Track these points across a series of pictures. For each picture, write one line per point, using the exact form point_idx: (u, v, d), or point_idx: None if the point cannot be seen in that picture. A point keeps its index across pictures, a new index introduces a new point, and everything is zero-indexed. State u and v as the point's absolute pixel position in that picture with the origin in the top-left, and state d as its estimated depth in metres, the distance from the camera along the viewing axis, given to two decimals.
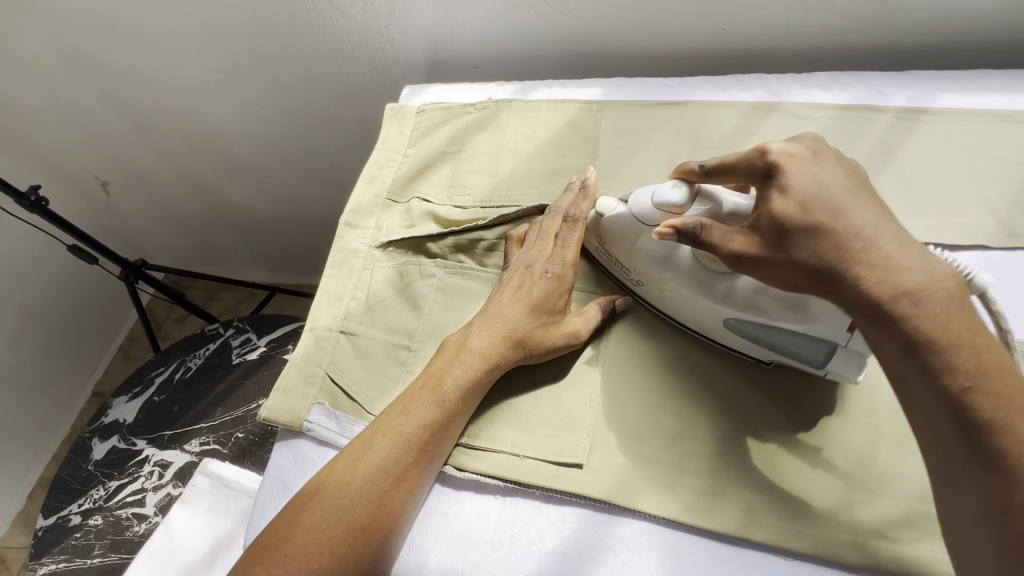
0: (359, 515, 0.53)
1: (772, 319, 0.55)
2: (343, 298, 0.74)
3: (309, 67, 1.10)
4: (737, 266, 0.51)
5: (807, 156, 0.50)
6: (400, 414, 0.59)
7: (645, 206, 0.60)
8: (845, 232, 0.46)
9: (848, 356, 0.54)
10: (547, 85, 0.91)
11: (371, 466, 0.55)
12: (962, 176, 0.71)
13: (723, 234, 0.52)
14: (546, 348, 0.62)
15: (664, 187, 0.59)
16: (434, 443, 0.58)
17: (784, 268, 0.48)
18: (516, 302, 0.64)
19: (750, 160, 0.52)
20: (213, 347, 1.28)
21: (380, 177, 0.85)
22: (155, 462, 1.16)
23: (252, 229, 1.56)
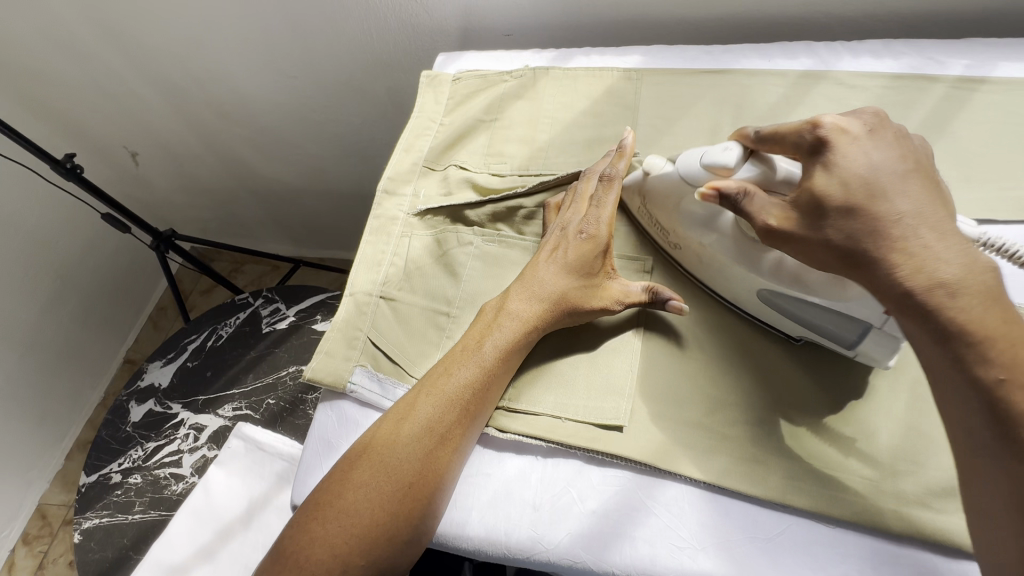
0: (407, 472, 0.55)
1: (810, 294, 0.54)
2: (381, 264, 0.74)
3: (341, 34, 1.08)
4: (767, 239, 0.51)
5: (869, 132, 0.50)
6: (442, 374, 0.60)
7: (693, 167, 0.59)
8: (884, 214, 0.46)
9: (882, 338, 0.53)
10: (584, 52, 0.89)
11: (415, 425, 0.57)
12: (1018, 149, 0.68)
13: (763, 204, 0.51)
14: (586, 311, 0.62)
15: (715, 147, 0.57)
16: (477, 403, 0.59)
17: (817, 248, 0.48)
18: (557, 266, 0.64)
19: (799, 133, 0.51)
20: (243, 316, 1.31)
21: (416, 145, 0.84)
22: (190, 425, 1.19)
23: (278, 201, 1.57)
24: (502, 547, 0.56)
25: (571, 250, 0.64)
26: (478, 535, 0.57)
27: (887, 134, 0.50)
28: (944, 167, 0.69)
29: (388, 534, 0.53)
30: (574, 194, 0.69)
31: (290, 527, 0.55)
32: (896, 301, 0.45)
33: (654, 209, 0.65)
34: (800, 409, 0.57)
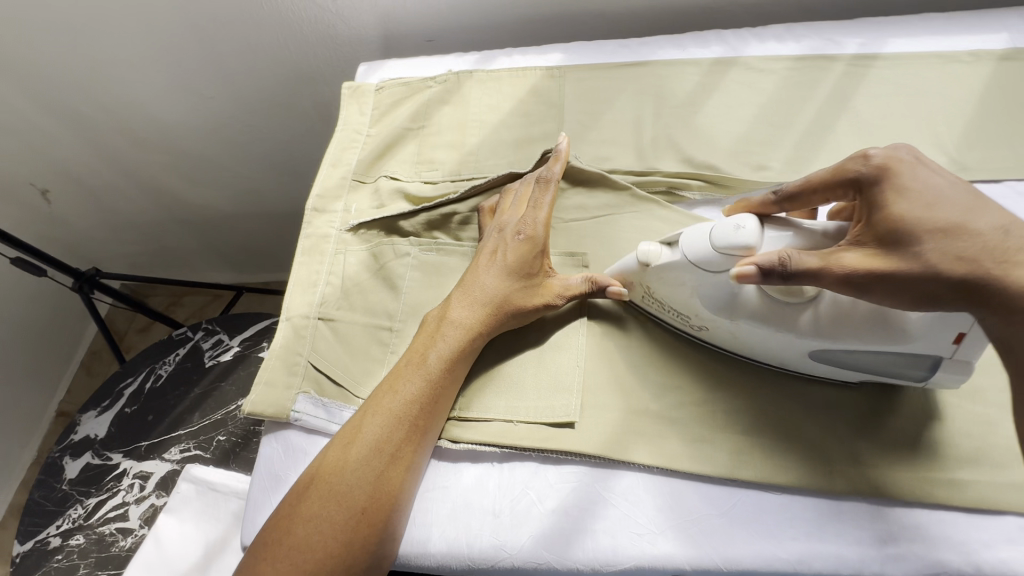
0: (359, 497, 0.53)
1: (866, 343, 0.51)
2: (316, 285, 0.72)
3: (255, 46, 1.05)
4: (853, 288, 0.46)
5: (910, 162, 0.48)
6: (387, 392, 0.58)
7: (704, 251, 0.53)
8: (985, 232, 0.43)
9: (953, 366, 0.51)
10: (506, 53, 0.90)
11: (364, 447, 0.55)
12: (913, 117, 0.73)
13: (829, 258, 0.46)
14: (528, 312, 0.62)
15: (720, 227, 0.51)
16: (427, 417, 0.58)
17: (918, 282, 0.44)
18: (495, 269, 0.64)
19: (852, 169, 0.49)
20: (183, 352, 1.24)
21: (344, 159, 0.82)
22: (134, 474, 1.12)
23: (211, 228, 1.50)
24: (466, 558, 0.55)
25: (508, 251, 0.64)
26: (440, 550, 0.56)
27: (929, 162, 0.49)
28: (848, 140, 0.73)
29: (344, 563, 0.51)
30: (510, 199, 0.70)
31: (240, 570, 0.52)
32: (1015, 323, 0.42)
33: (656, 290, 0.59)
34: (741, 385, 0.59)
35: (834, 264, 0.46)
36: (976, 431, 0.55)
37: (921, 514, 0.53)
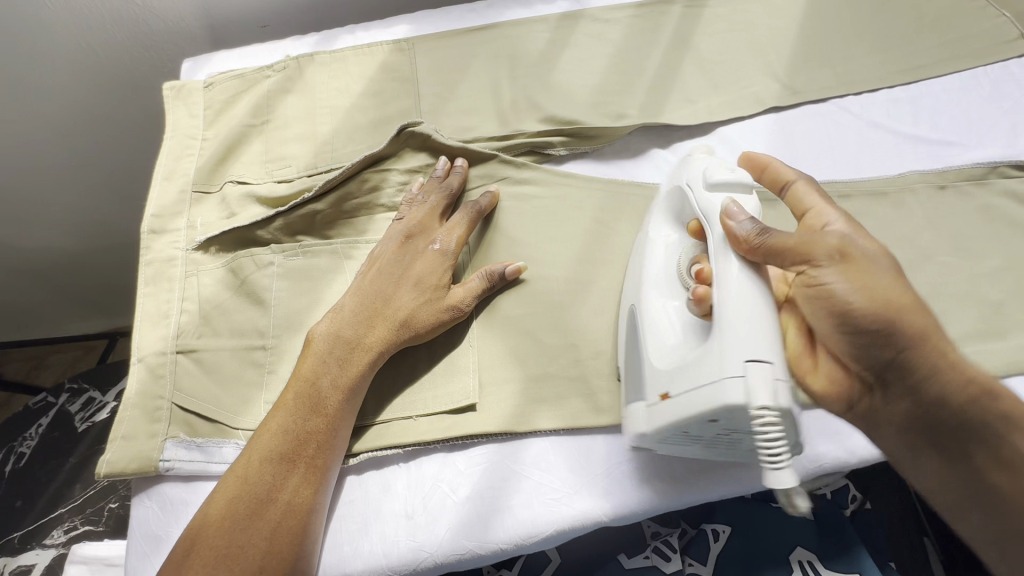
0: (251, 560, 0.47)
1: (661, 321, 0.53)
2: (169, 315, 0.63)
3: (52, 52, 0.89)
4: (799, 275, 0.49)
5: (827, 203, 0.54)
6: (277, 434, 0.52)
7: (689, 171, 0.56)
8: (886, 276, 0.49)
9: (642, 413, 0.51)
10: (349, 31, 0.83)
11: (253, 501, 0.49)
12: (748, 49, 0.77)
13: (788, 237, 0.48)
14: (425, 323, 0.57)
15: (720, 167, 0.54)
16: (325, 453, 0.52)
17: (847, 301, 0.49)
18: (384, 276, 0.59)
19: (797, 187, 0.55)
20: (46, 422, 1.07)
21: (180, 169, 0.72)
22: (11, 572, 0.93)
23: (58, 275, 1.23)
24: (386, 570, 0.52)
25: (404, 259, 0.60)
26: (358, 568, 0.52)
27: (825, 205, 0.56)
28: (694, 78, 0.75)
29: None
30: (413, 203, 0.65)
31: None
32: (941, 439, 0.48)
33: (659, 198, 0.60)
34: None
35: (794, 248, 0.48)
36: None
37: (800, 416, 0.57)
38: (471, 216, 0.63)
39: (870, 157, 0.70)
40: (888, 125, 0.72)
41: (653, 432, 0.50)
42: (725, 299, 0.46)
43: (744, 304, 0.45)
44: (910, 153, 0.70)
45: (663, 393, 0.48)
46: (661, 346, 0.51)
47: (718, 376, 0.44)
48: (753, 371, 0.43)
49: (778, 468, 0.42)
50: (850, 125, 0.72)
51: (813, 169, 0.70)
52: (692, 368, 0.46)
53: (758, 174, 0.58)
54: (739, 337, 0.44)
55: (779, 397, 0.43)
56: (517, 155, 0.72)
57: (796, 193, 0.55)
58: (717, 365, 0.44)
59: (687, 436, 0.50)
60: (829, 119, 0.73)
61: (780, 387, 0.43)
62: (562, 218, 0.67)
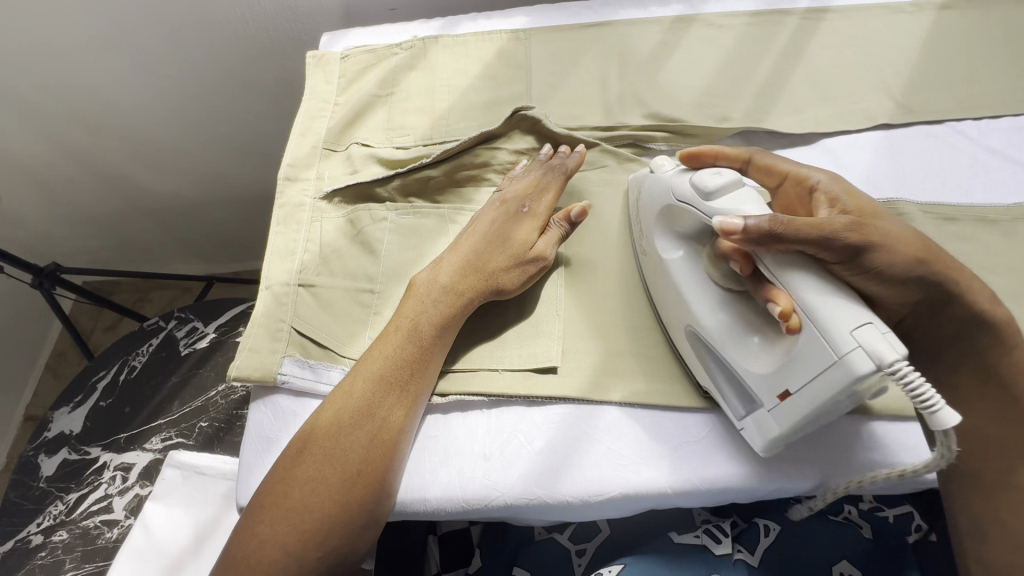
0: (353, 460, 0.54)
1: (722, 346, 0.55)
2: (294, 253, 0.72)
3: (214, 20, 1.01)
4: (850, 255, 0.48)
5: (823, 179, 0.55)
6: (377, 357, 0.59)
7: (682, 181, 0.56)
8: (906, 231, 0.51)
9: (758, 420, 0.53)
10: (471, 18, 0.90)
11: (356, 410, 0.56)
12: (863, 65, 0.77)
13: (819, 233, 0.47)
14: (515, 279, 0.63)
15: (703, 172, 0.54)
16: (417, 380, 0.59)
17: (896, 252, 0.49)
18: (489, 241, 0.64)
19: (802, 175, 0.56)
20: (156, 342, 1.20)
21: (313, 128, 0.81)
22: (116, 466, 1.07)
23: (179, 218, 1.39)
24: (460, 501, 0.58)
25: (502, 219, 0.65)
26: (435, 495, 0.58)
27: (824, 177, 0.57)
28: (804, 89, 0.76)
29: (339, 524, 0.52)
30: (515, 177, 0.69)
31: (238, 533, 0.53)
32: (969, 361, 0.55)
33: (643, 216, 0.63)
34: None
35: (821, 238, 0.47)
36: None
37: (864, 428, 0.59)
38: (562, 180, 0.68)
39: (982, 184, 0.69)
40: (1006, 153, 0.71)
41: (786, 432, 0.51)
42: (811, 299, 0.46)
43: (823, 307, 0.46)
44: None
45: (784, 392, 0.50)
46: (761, 360, 0.52)
47: (841, 354, 0.45)
48: (863, 334, 0.44)
49: (937, 410, 0.42)
50: (964, 149, 0.71)
51: (919, 190, 0.69)
52: (809, 355, 0.47)
53: (706, 163, 0.61)
54: (838, 317, 0.45)
55: (897, 349, 0.44)
56: (618, 146, 0.76)
57: (765, 163, 0.59)
58: (833, 347, 0.45)
59: (824, 419, 0.50)
60: (942, 141, 0.72)
61: (893, 339, 0.44)
62: None
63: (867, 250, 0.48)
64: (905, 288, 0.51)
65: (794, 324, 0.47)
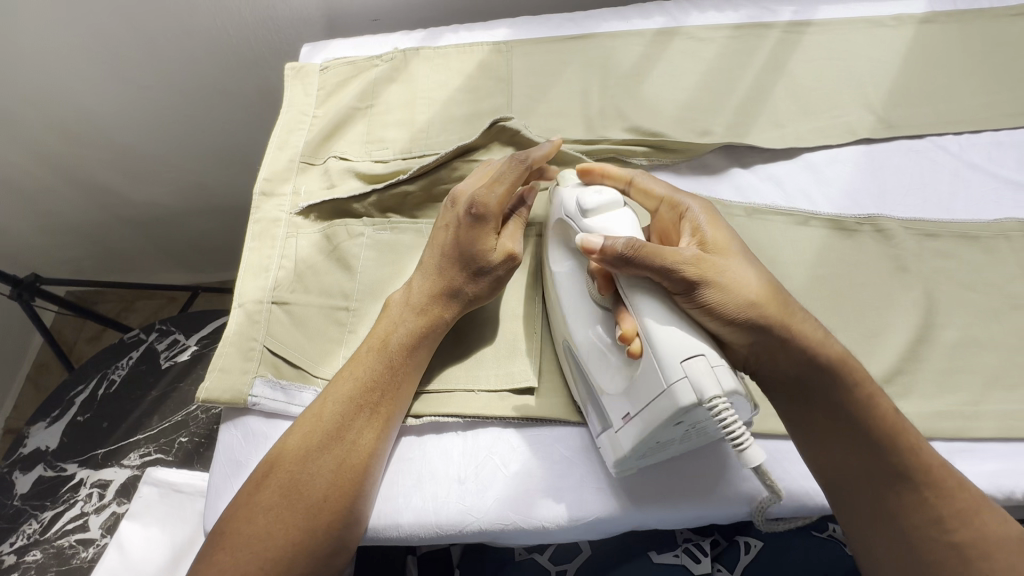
0: (320, 485, 0.52)
1: (586, 363, 0.55)
2: (268, 269, 0.70)
3: (193, 29, 1.00)
4: (689, 289, 0.48)
5: (697, 211, 0.54)
6: (348, 378, 0.57)
7: (569, 198, 0.57)
8: (747, 275, 0.50)
9: (613, 440, 0.53)
10: (453, 30, 0.89)
11: (325, 434, 0.55)
12: (845, 79, 0.76)
13: (670, 261, 0.47)
14: (484, 287, 0.61)
15: (586, 191, 0.56)
16: (389, 402, 0.57)
17: (728, 291, 0.48)
18: (450, 256, 0.61)
19: (676, 203, 0.56)
20: (137, 355, 1.17)
21: (291, 141, 0.80)
22: (92, 483, 1.05)
23: (162, 228, 1.37)
24: (434, 526, 0.56)
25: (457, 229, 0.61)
26: (408, 521, 0.56)
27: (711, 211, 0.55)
28: (786, 103, 0.76)
29: (305, 551, 0.51)
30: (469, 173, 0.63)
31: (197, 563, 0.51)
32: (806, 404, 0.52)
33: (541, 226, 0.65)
34: None
35: (666, 269, 0.47)
36: (903, 365, 0.59)
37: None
38: (516, 168, 0.60)
39: (963, 200, 0.69)
40: (986, 168, 0.71)
41: (630, 451, 0.51)
42: (649, 326, 0.47)
43: (658, 335, 0.46)
44: (1008, 200, 0.69)
45: (624, 414, 0.50)
46: (610, 377, 0.52)
47: (667, 383, 0.45)
48: (692, 366, 0.45)
49: (744, 448, 0.43)
50: (945, 164, 0.71)
51: (901, 206, 0.69)
52: (643, 380, 0.48)
53: (595, 181, 0.60)
54: (665, 346, 0.46)
55: (722, 382, 0.44)
56: (599, 160, 0.75)
57: (644, 187, 0.58)
58: (662, 373, 0.46)
59: (661, 445, 0.51)
60: (924, 156, 0.72)
61: (720, 372, 0.44)
62: None
63: (703, 285, 0.47)
64: (739, 329, 0.49)
65: (635, 349, 0.48)
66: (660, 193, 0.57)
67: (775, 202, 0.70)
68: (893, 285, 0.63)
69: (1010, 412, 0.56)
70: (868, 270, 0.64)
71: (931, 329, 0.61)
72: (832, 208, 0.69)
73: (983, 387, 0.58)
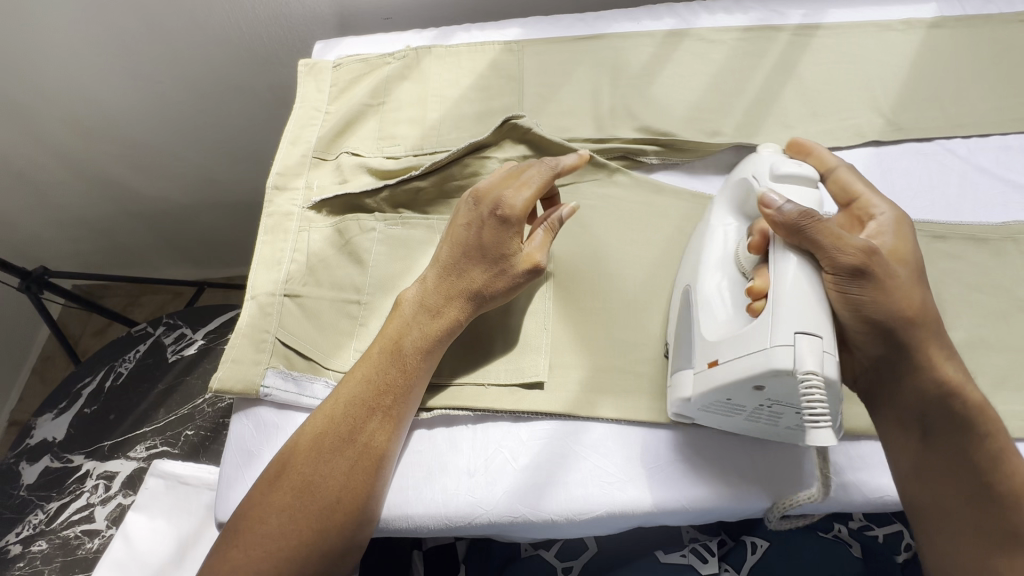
0: (331, 488, 0.53)
1: (696, 313, 0.56)
2: (281, 262, 0.71)
3: (205, 24, 1.00)
4: (851, 282, 0.49)
5: (886, 225, 0.54)
6: (359, 380, 0.57)
7: (767, 164, 0.58)
8: (909, 299, 0.51)
9: (695, 381, 0.54)
10: (464, 29, 0.90)
11: (337, 437, 0.55)
12: (854, 82, 0.77)
13: (841, 246, 0.49)
14: (501, 287, 0.60)
15: (787, 161, 0.57)
16: (399, 405, 0.57)
17: (886, 305, 0.50)
18: (470, 253, 0.60)
19: (869, 208, 0.56)
20: (144, 348, 1.18)
21: (304, 136, 0.81)
22: (98, 474, 1.05)
23: (171, 223, 1.38)
24: (443, 518, 0.57)
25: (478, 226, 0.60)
26: (417, 512, 0.57)
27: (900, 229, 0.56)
28: (795, 105, 0.76)
29: (317, 549, 0.52)
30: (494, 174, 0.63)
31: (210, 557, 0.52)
32: (928, 421, 0.52)
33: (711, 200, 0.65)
34: None
35: (836, 249, 0.49)
36: None
37: (849, 446, 0.59)
38: (546, 175, 0.61)
39: (971, 203, 0.70)
40: (994, 172, 0.71)
41: (697, 399, 0.53)
42: (781, 285, 0.49)
43: (793, 295, 0.48)
44: (1016, 204, 0.69)
45: (712, 359, 0.51)
46: (716, 326, 0.54)
47: (769, 344, 0.47)
48: (803, 341, 0.46)
49: (816, 427, 0.45)
50: (953, 167, 0.72)
51: (909, 208, 0.69)
52: (747, 336, 0.49)
53: (802, 156, 0.62)
54: (796, 311, 0.47)
55: (827, 368, 0.46)
56: (609, 158, 0.76)
57: (843, 180, 0.58)
58: (769, 334, 0.47)
59: (732, 407, 0.53)
60: (932, 159, 0.72)
61: (826, 358, 0.46)
62: (645, 224, 0.70)
63: (866, 282, 0.49)
64: (880, 341, 0.51)
65: (757, 306, 0.51)
66: (856, 192, 0.57)
67: None
68: None
69: (1016, 412, 0.57)
70: None
71: None
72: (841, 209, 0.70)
73: (990, 388, 0.59)
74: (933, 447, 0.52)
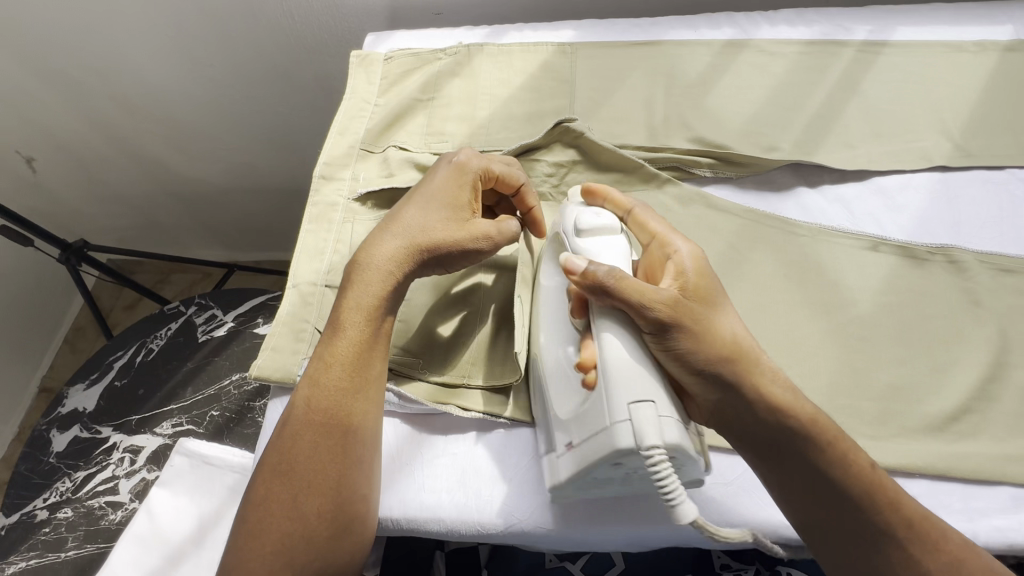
0: (313, 475, 0.51)
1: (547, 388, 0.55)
2: (324, 252, 0.71)
3: (255, 8, 1.00)
4: (661, 329, 0.48)
5: (684, 257, 0.53)
6: (324, 349, 0.55)
7: (571, 221, 0.56)
8: (720, 333, 0.49)
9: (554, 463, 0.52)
10: (517, 28, 0.89)
11: (303, 414, 0.53)
12: (922, 104, 0.74)
13: (643, 298, 0.47)
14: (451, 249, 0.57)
15: (586, 212, 0.56)
16: (358, 376, 0.54)
17: (695, 344, 0.48)
18: (443, 203, 0.58)
19: (660, 243, 0.54)
20: (176, 326, 1.20)
21: (352, 127, 0.80)
22: (125, 448, 1.07)
23: (208, 205, 1.40)
24: (476, 524, 0.56)
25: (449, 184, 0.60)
26: (450, 515, 0.56)
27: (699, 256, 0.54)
28: (858, 124, 0.74)
29: (317, 541, 0.50)
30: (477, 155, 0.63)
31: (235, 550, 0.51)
32: (774, 458, 0.49)
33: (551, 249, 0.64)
34: None
35: (642, 306, 0.47)
36: (970, 402, 0.57)
37: None
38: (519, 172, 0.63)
39: None
40: None
41: (564, 480, 0.51)
42: (609, 362, 0.47)
43: (620, 370, 0.47)
44: None
45: (568, 440, 0.50)
46: (563, 401, 0.52)
47: (610, 422, 0.46)
48: (639, 412, 0.45)
49: (675, 504, 0.43)
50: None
51: (976, 238, 0.66)
52: (592, 414, 0.48)
53: (595, 203, 0.58)
54: (622, 384, 0.46)
55: (666, 434, 0.44)
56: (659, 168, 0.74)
57: (640, 219, 0.56)
58: (607, 414, 0.46)
59: (602, 478, 0.51)
60: (1002, 189, 0.69)
61: (665, 424, 0.45)
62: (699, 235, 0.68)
63: (672, 328, 0.48)
64: (703, 381, 0.49)
65: (590, 380, 0.48)
66: (652, 227, 0.55)
67: (842, 225, 0.68)
68: (964, 319, 0.61)
69: None
70: (937, 302, 0.62)
71: (1002, 367, 0.59)
72: (902, 235, 0.67)
73: None
74: (793, 490, 0.49)
